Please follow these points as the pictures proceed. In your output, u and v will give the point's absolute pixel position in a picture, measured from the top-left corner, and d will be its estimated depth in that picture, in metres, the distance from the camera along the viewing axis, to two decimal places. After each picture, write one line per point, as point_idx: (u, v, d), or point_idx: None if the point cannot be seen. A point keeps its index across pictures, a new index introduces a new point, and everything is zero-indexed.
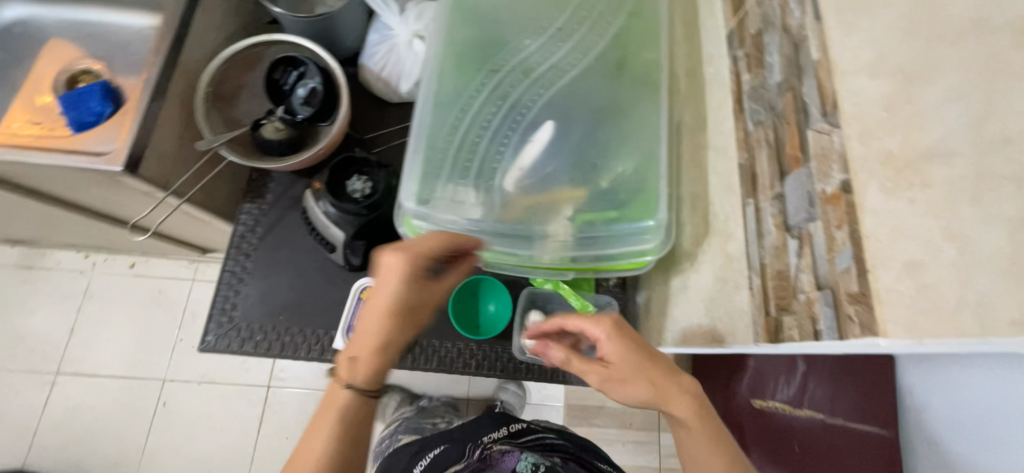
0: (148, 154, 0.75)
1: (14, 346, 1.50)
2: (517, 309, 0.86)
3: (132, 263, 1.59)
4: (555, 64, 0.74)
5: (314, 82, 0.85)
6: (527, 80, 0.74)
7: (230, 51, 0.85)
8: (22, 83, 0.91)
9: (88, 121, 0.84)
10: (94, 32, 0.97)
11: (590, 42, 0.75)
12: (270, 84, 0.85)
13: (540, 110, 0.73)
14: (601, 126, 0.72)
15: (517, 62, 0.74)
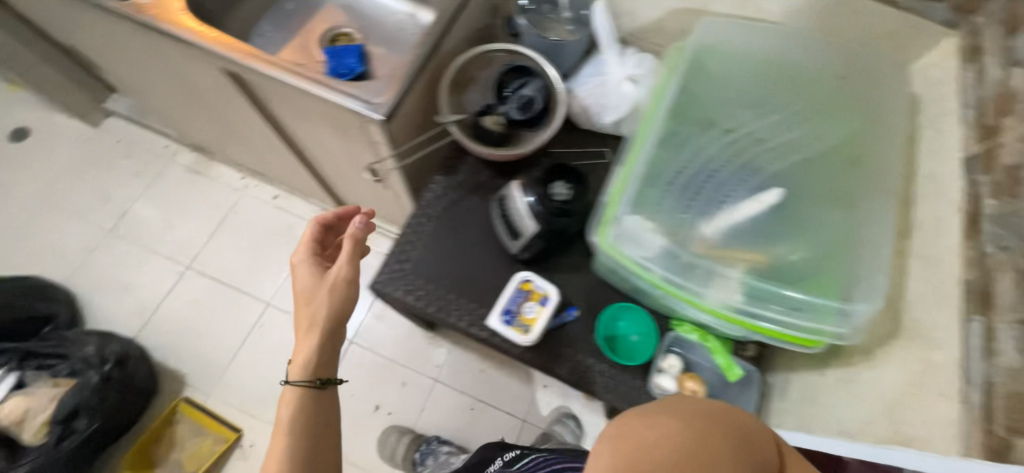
0: (398, 113, 0.88)
1: (162, 234, 1.70)
2: (656, 347, 0.88)
3: (275, 195, 1.78)
4: (783, 142, 0.80)
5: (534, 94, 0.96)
6: (752, 148, 0.80)
7: (482, 48, 0.97)
8: (297, 30, 1.10)
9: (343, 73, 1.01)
10: (358, 4, 1.15)
11: (823, 129, 0.80)
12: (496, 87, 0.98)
13: (756, 175, 0.78)
14: (811, 207, 0.76)
15: (739, 130, 0.82)
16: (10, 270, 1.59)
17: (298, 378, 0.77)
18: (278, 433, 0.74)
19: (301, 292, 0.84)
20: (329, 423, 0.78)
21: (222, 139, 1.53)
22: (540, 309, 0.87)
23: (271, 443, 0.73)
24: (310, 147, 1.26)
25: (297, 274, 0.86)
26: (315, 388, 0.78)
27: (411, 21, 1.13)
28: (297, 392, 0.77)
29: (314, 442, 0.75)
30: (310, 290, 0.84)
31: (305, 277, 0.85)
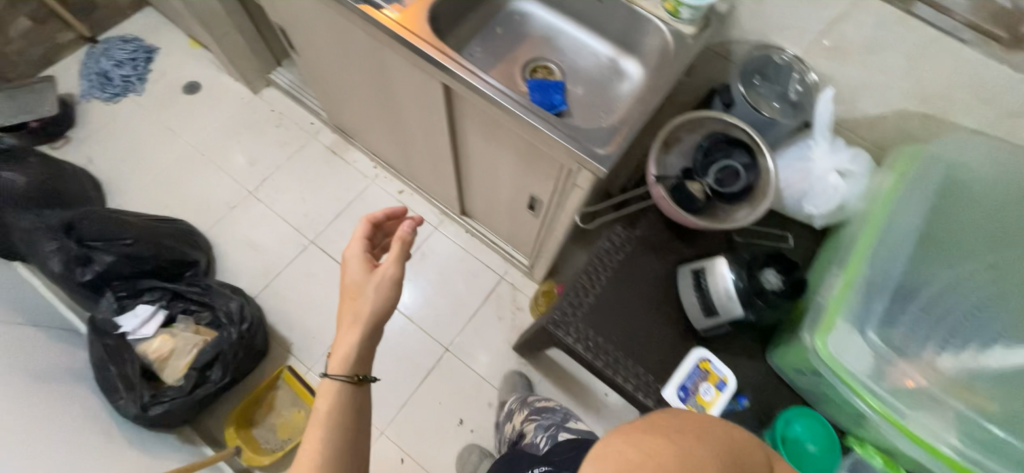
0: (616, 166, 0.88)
1: (295, 205, 1.79)
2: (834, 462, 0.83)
3: (401, 190, 1.85)
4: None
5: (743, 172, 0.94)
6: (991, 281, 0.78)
7: (698, 113, 0.96)
8: (503, 58, 1.14)
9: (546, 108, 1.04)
10: (563, 40, 1.16)
11: None
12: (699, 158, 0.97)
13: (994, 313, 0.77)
14: None
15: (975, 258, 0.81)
16: (162, 210, 1.72)
17: (338, 373, 0.77)
18: (314, 423, 0.75)
19: (354, 289, 0.85)
20: (355, 409, 0.77)
21: (378, 132, 1.60)
22: (716, 393, 0.85)
23: (306, 438, 0.73)
24: (475, 161, 1.30)
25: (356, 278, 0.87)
26: (353, 383, 0.77)
27: (612, 67, 1.14)
28: (336, 387, 0.77)
29: (339, 428, 0.74)
30: (355, 271, 0.88)
31: (349, 255, 0.90)
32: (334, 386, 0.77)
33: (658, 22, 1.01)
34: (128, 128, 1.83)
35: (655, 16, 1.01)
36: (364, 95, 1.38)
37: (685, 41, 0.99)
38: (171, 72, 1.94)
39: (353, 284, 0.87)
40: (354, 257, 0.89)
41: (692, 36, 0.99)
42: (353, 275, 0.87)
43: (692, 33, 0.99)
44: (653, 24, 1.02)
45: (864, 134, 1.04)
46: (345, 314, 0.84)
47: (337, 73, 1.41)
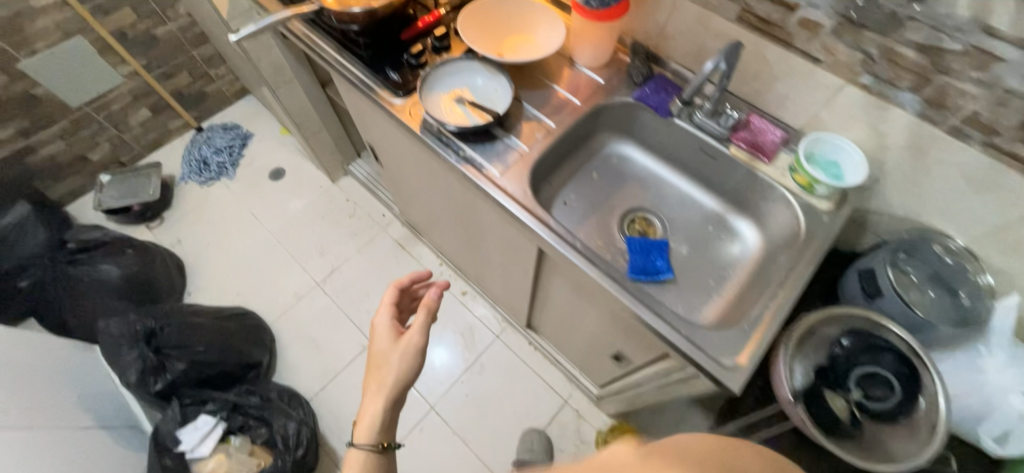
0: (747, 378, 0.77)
1: (360, 301, 1.77)
2: None
3: (464, 291, 1.79)
4: None
5: (900, 386, 0.79)
6: None
7: (841, 310, 0.84)
8: (599, 205, 1.06)
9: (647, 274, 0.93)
10: (663, 189, 1.08)
11: None
12: (839, 362, 0.83)
13: None
14: None
15: None
16: (235, 296, 1.75)
17: (363, 442, 0.80)
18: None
19: (380, 358, 0.88)
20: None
21: (451, 242, 1.56)
22: None
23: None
24: (556, 301, 1.20)
25: (382, 347, 0.89)
26: (378, 454, 0.80)
27: (721, 223, 1.03)
28: (359, 455, 0.80)
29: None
30: (381, 341, 0.90)
31: (377, 322, 0.94)
32: (359, 454, 0.80)
33: (785, 191, 0.90)
34: (215, 210, 1.93)
35: (781, 184, 0.90)
36: (443, 215, 1.35)
37: (818, 216, 0.87)
38: (261, 158, 2.05)
39: (377, 354, 0.89)
40: (382, 320, 0.93)
41: (827, 211, 0.86)
42: (379, 340, 0.91)
43: (827, 207, 0.87)
44: (779, 192, 0.91)
45: None
46: (370, 382, 0.86)
47: (418, 191, 1.40)
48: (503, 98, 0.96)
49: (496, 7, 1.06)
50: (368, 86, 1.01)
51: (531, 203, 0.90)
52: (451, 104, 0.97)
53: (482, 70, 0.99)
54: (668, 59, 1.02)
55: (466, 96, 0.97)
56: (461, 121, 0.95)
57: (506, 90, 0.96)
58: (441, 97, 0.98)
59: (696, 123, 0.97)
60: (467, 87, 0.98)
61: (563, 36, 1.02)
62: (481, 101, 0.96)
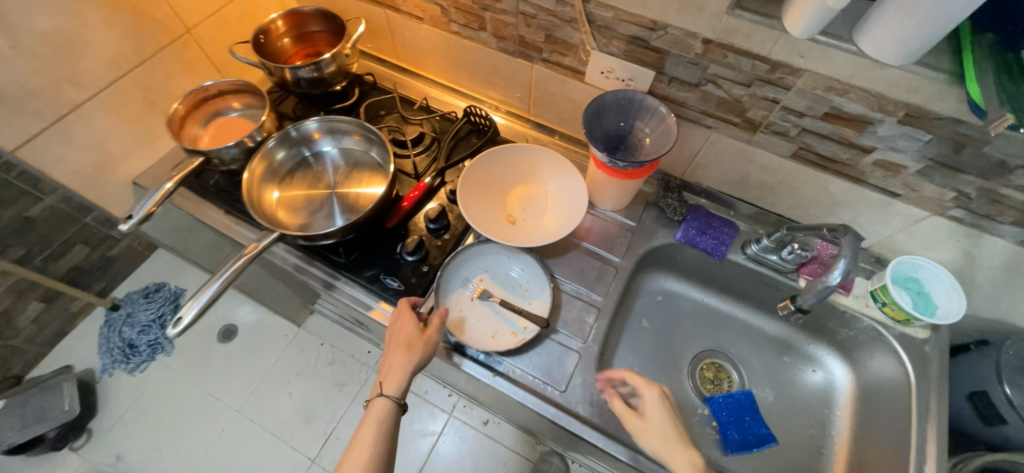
0: None
1: None
2: None
3: (486, 420, 1.52)
4: None
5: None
6: None
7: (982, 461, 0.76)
8: (661, 360, 0.91)
9: (750, 443, 0.81)
10: (721, 321, 0.95)
11: None
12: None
13: None
14: None
15: None
16: None
17: (387, 397, 0.71)
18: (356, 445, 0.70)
19: (400, 349, 0.71)
20: (394, 428, 0.72)
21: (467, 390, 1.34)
22: None
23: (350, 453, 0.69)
24: None
25: (404, 337, 0.72)
26: (395, 408, 0.72)
27: (795, 351, 0.92)
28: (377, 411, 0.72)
29: (384, 444, 0.70)
30: (402, 339, 0.72)
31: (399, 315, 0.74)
32: (383, 410, 0.71)
33: (872, 323, 0.80)
34: (156, 403, 1.55)
35: (867, 315, 0.80)
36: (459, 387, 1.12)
37: (919, 348, 0.78)
38: (203, 318, 1.71)
39: (395, 342, 0.72)
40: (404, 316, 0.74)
41: (926, 341, 0.78)
42: (394, 331, 0.73)
43: (924, 335, 0.78)
44: (865, 323, 0.81)
45: None
46: (386, 363, 0.72)
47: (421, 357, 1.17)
48: (537, 286, 0.81)
49: (494, 161, 0.90)
50: (362, 304, 0.79)
51: (608, 421, 0.71)
52: (476, 308, 0.80)
53: (498, 253, 0.84)
54: (699, 185, 0.91)
55: (490, 292, 0.81)
56: (497, 327, 0.78)
57: (537, 275, 0.82)
58: (460, 301, 0.80)
59: (753, 257, 0.86)
60: (486, 279, 0.83)
61: (582, 185, 0.87)
62: (511, 294, 0.81)
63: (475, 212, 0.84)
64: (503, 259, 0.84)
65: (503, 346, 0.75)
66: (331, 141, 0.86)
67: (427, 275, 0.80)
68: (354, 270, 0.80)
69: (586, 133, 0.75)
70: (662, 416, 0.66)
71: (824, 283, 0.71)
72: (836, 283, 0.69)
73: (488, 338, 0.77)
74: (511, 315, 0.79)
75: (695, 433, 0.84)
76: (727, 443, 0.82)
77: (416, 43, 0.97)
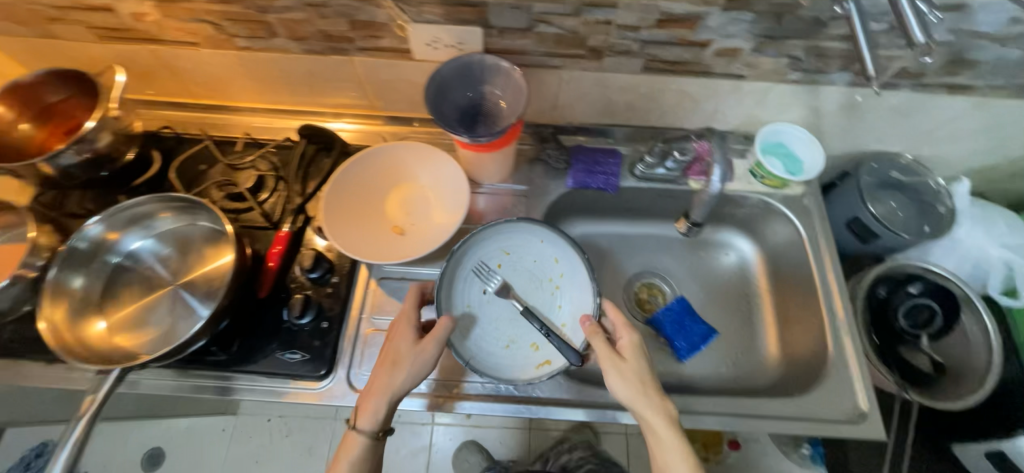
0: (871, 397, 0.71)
1: None
2: None
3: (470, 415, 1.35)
4: None
5: (940, 307, 0.83)
6: None
7: (873, 275, 0.85)
8: None
9: (697, 343, 0.84)
10: (637, 243, 0.96)
11: None
12: (888, 305, 0.85)
13: None
14: None
15: None
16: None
17: (363, 429, 0.65)
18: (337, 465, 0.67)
19: (386, 367, 0.65)
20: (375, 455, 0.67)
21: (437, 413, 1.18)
22: None
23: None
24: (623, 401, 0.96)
25: (392, 357, 0.66)
26: (373, 441, 0.66)
27: (707, 244, 0.96)
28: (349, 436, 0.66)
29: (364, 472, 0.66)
30: (391, 356, 0.66)
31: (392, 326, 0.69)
32: (354, 442, 0.65)
33: (759, 197, 0.85)
34: None
35: (753, 192, 0.85)
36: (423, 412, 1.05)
37: (800, 204, 0.85)
38: None
39: (383, 359, 0.66)
40: (399, 326, 0.68)
41: (804, 196, 0.85)
42: (387, 345, 0.67)
43: (800, 191, 0.85)
44: (753, 199, 0.86)
45: (983, 179, 0.95)
46: (372, 382, 0.66)
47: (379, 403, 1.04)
48: (579, 295, 0.76)
49: (353, 176, 0.79)
50: (274, 393, 0.69)
51: (570, 390, 0.72)
52: (491, 304, 0.76)
53: (530, 238, 0.79)
54: (572, 124, 0.87)
55: (512, 290, 0.77)
56: (514, 336, 0.74)
57: (577, 279, 0.77)
58: (476, 292, 0.76)
59: (643, 177, 0.86)
60: (508, 266, 0.78)
61: (457, 167, 0.79)
62: (540, 292, 0.77)
63: (354, 241, 0.74)
64: (540, 251, 0.79)
65: (519, 361, 0.72)
66: (136, 234, 0.70)
67: (331, 330, 0.72)
68: (246, 362, 0.69)
69: (434, 120, 0.67)
70: (638, 357, 0.66)
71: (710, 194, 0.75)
72: (718, 190, 0.73)
73: (501, 343, 0.73)
74: (530, 331, 0.74)
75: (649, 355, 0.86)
76: (678, 352, 0.85)
77: (205, 72, 0.79)
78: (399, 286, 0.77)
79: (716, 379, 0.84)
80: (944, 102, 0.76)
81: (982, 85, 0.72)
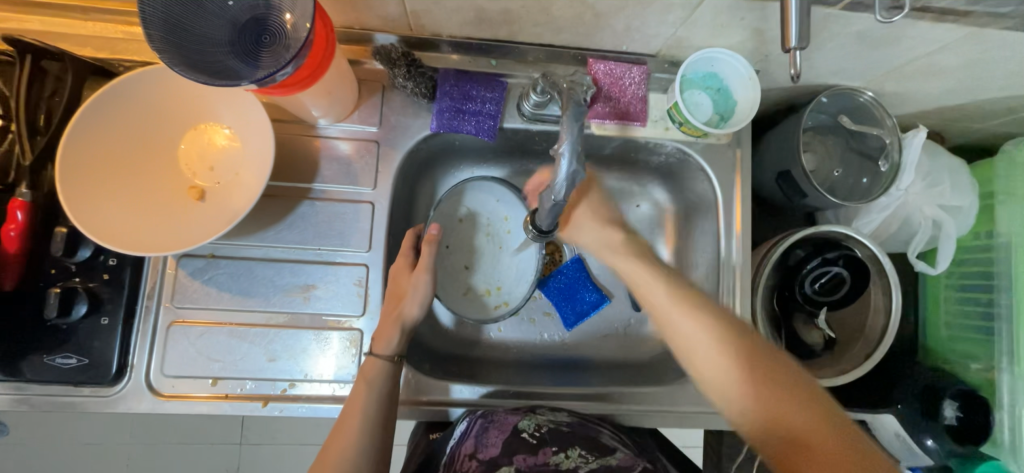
0: None
1: None
2: None
3: None
4: None
5: (851, 277, 0.73)
6: None
7: (795, 237, 0.72)
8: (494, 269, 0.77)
9: (583, 310, 0.74)
10: None
11: None
12: (799, 272, 0.74)
13: None
14: None
15: None
16: None
17: (382, 355, 0.58)
18: (347, 414, 0.55)
19: (393, 298, 0.62)
20: (391, 394, 0.57)
21: None
22: None
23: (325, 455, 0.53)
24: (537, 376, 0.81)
25: (398, 290, 0.62)
26: (393, 368, 0.58)
27: (614, 193, 0.79)
28: (367, 365, 0.57)
29: (371, 423, 0.55)
30: (407, 280, 0.63)
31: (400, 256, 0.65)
32: (374, 371, 0.57)
33: (675, 145, 0.69)
34: None
35: (669, 140, 0.68)
36: None
37: (723, 157, 0.69)
38: None
39: (395, 292, 0.62)
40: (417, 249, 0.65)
41: (729, 147, 0.69)
42: (397, 275, 0.64)
43: (727, 140, 0.69)
44: (668, 147, 0.70)
45: (948, 118, 0.79)
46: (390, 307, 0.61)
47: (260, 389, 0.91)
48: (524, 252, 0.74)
49: (112, 121, 0.55)
50: (53, 401, 0.57)
51: None
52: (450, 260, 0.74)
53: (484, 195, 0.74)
54: (438, 37, 0.62)
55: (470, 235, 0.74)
56: (472, 285, 0.74)
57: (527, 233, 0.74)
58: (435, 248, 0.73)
59: (532, 117, 0.66)
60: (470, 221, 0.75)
61: (262, 106, 0.57)
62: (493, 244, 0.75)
63: (126, 221, 0.55)
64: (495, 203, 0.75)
65: (475, 306, 0.73)
66: None
67: (114, 326, 0.57)
68: (7, 367, 0.56)
69: (166, 59, 0.43)
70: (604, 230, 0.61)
71: (551, 199, 0.47)
72: (566, 192, 0.44)
73: (460, 296, 0.73)
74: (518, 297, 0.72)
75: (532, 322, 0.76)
76: (562, 320, 0.75)
77: None
78: (206, 266, 0.61)
79: (598, 351, 0.76)
80: (926, 31, 0.56)
81: (982, 9, 0.52)
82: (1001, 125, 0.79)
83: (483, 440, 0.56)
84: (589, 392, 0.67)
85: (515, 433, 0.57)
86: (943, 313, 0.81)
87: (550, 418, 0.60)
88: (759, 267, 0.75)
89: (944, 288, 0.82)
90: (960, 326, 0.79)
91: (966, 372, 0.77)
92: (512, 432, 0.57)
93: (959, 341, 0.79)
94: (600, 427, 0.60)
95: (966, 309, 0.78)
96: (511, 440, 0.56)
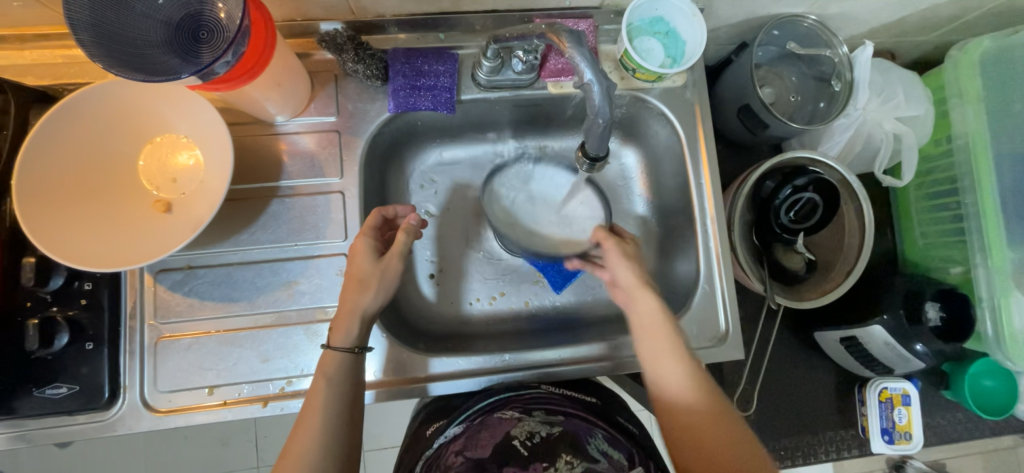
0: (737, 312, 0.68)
1: None
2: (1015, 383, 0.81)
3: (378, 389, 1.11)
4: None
5: (823, 200, 0.74)
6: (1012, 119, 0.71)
7: (762, 168, 0.73)
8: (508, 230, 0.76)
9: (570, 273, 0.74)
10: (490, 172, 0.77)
11: None
12: (772, 203, 0.75)
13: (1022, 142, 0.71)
14: None
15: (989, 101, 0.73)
16: None
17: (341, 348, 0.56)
18: (308, 408, 0.53)
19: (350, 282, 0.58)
20: (352, 387, 0.56)
21: None
22: (907, 409, 0.81)
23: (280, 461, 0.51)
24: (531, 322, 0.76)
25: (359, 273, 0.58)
26: (355, 361, 0.57)
27: None
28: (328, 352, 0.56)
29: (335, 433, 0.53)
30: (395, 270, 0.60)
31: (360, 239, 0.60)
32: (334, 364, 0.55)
33: (631, 94, 0.70)
34: None
35: (626, 89, 0.69)
36: None
37: (681, 99, 0.70)
38: None
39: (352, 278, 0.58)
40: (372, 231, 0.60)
41: (685, 89, 0.70)
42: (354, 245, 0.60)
43: (682, 82, 0.70)
44: (626, 96, 0.70)
45: (895, 34, 0.81)
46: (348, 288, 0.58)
47: None
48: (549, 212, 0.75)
49: (64, 143, 0.54)
50: (53, 433, 0.57)
51: (382, 367, 0.63)
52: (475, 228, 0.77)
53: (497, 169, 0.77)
54: (383, 18, 0.62)
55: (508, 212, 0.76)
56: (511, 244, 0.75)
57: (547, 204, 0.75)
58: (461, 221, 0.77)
59: (488, 85, 0.66)
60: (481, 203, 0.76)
61: (213, 106, 0.57)
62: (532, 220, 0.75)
63: (94, 242, 0.55)
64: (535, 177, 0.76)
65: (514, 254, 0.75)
66: None
67: (98, 349, 0.57)
68: None
69: (101, 63, 0.42)
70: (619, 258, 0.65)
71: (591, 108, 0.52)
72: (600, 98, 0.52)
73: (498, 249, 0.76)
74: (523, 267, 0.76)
75: (521, 291, 0.76)
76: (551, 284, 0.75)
77: None
78: (185, 278, 0.60)
79: (590, 308, 0.76)
80: None
81: None
82: (945, 33, 0.81)
83: (472, 439, 0.54)
84: (584, 348, 0.67)
85: (506, 440, 0.53)
86: (919, 224, 0.83)
87: (543, 419, 0.57)
88: (733, 204, 0.77)
89: (918, 199, 0.84)
90: (934, 233, 0.81)
91: (946, 276, 0.79)
92: (502, 439, 0.53)
93: (936, 250, 0.81)
94: (591, 434, 0.55)
95: (938, 216, 0.80)
96: (501, 444, 0.53)
